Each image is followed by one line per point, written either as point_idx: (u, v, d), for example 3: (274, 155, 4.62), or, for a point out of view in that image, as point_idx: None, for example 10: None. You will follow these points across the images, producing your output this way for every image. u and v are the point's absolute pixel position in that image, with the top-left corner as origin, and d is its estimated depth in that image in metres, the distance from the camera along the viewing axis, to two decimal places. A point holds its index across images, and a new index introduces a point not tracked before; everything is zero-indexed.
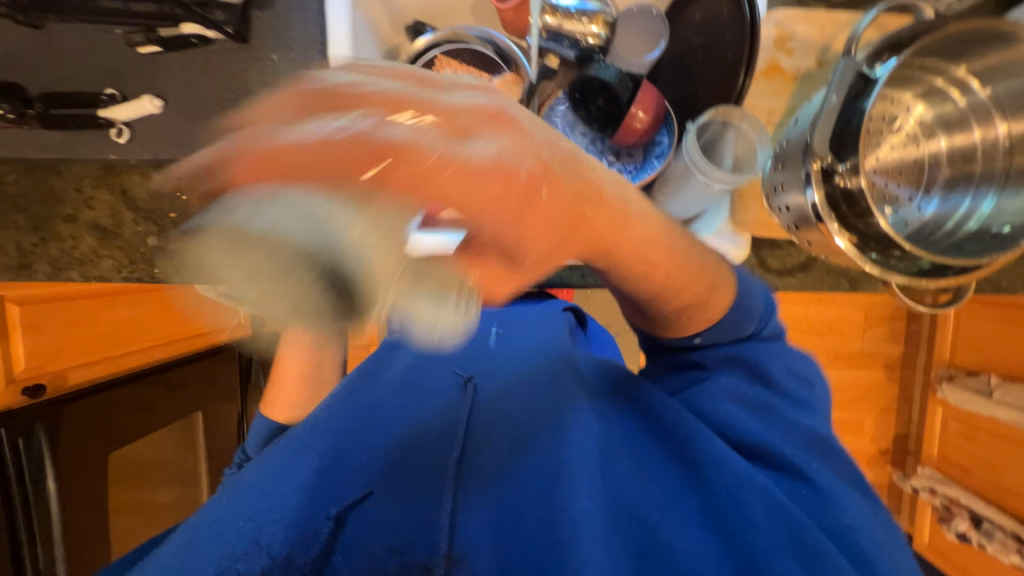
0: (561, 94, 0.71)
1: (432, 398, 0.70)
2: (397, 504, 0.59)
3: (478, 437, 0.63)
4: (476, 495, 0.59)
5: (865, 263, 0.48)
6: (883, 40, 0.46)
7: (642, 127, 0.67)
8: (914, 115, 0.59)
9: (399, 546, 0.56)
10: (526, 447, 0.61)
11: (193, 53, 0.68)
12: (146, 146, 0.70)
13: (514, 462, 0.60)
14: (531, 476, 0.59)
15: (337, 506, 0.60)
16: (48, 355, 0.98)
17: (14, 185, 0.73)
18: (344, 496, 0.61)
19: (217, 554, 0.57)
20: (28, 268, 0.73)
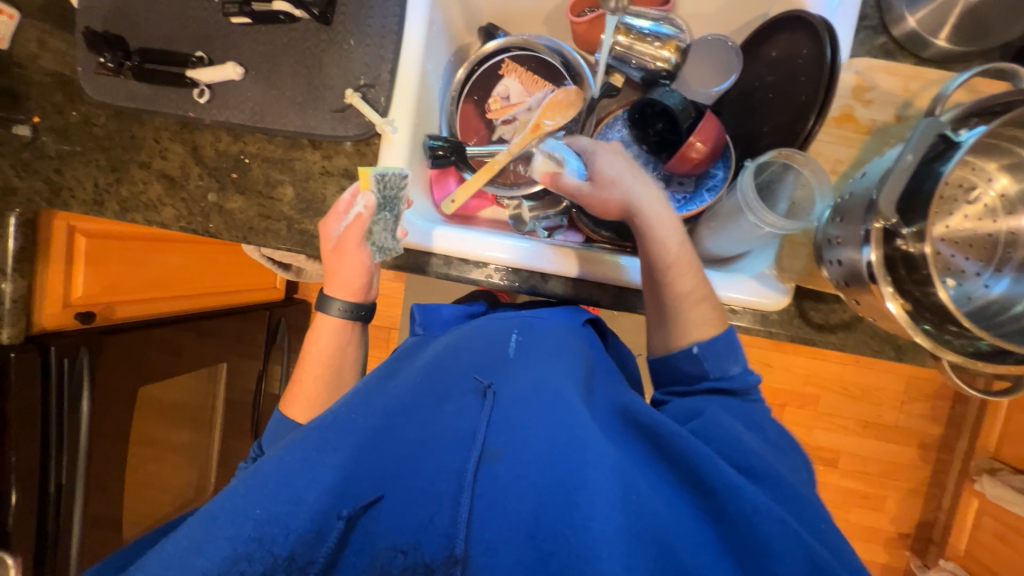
0: (620, 114, 0.73)
1: (448, 394, 0.58)
2: (413, 485, 0.49)
3: (500, 445, 0.50)
4: (502, 484, 0.48)
5: (918, 334, 0.45)
6: (974, 103, 0.44)
7: (697, 158, 0.65)
8: (997, 187, 0.55)
9: (403, 545, 0.46)
10: (551, 456, 0.48)
11: (279, 29, 0.72)
12: (222, 108, 0.74)
13: (535, 466, 0.48)
14: (551, 491, 0.46)
15: (350, 508, 0.48)
16: (103, 287, 1.05)
17: (102, 128, 0.80)
18: (355, 495, 0.49)
19: (217, 548, 0.44)
20: (99, 205, 0.80)
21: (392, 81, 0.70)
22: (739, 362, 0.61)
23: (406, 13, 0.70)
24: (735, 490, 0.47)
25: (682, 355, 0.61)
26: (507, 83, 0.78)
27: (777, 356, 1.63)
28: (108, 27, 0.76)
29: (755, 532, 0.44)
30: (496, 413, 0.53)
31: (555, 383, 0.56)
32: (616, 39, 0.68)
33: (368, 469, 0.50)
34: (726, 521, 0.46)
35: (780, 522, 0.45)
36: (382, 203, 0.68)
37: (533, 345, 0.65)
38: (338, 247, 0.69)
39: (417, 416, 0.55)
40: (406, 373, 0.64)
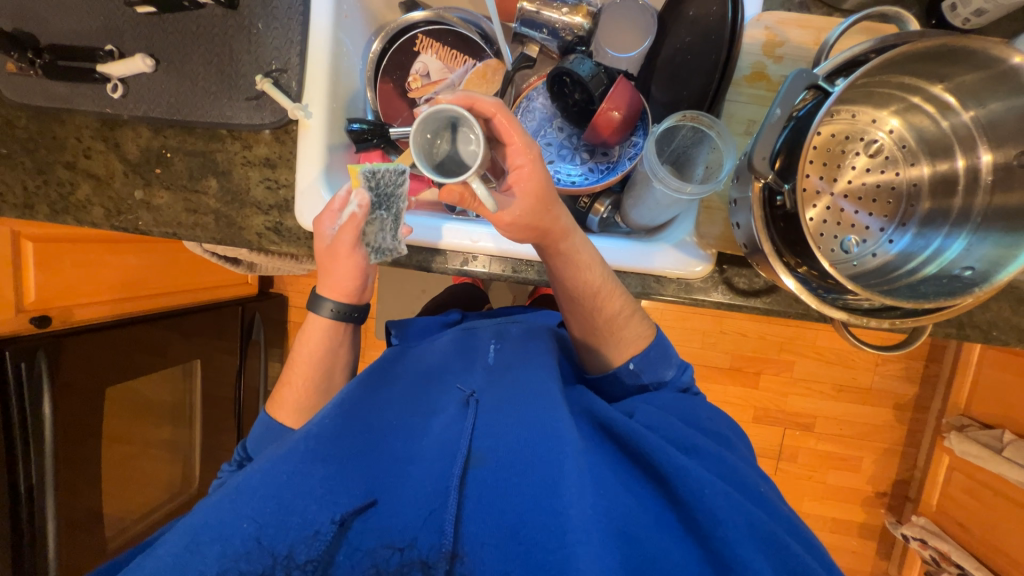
0: (541, 86, 0.71)
1: (435, 409, 0.64)
2: (405, 488, 0.54)
3: (485, 448, 0.56)
4: (488, 484, 0.53)
5: (807, 296, 0.45)
6: (843, 55, 0.44)
7: (615, 126, 0.64)
8: (890, 128, 0.55)
9: (400, 543, 0.50)
10: (530, 456, 0.54)
11: (187, 17, 0.71)
12: (138, 103, 0.73)
13: (518, 466, 0.54)
14: (531, 486, 0.51)
15: (343, 512, 0.51)
16: (57, 291, 1.05)
17: (24, 130, 0.79)
18: (348, 499, 0.52)
19: (211, 558, 0.48)
20: (30, 208, 0.80)
21: (303, 64, 0.69)
22: (674, 365, 0.69)
23: None
24: (681, 469, 0.52)
25: (623, 371, 0.67)
26: (424, 60, 0.76)
27: (751, 325, 1.63)
28: (16, 24, 0.74)
29: (707, 506, 0.49)
30: (481, 420, 0.59)
31: (534, 383, 0.62)
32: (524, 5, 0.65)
33: (362, 476, 0.55)
34: (680, 499, 0.51)
35: (723, 493, 0.50)
36: (375, 201, 0.69)
37: (511, 356, 0.71)
38: (333, 249, 0.67)
39: (409, 432, 0.61)
40: (392, 385, 0.69)
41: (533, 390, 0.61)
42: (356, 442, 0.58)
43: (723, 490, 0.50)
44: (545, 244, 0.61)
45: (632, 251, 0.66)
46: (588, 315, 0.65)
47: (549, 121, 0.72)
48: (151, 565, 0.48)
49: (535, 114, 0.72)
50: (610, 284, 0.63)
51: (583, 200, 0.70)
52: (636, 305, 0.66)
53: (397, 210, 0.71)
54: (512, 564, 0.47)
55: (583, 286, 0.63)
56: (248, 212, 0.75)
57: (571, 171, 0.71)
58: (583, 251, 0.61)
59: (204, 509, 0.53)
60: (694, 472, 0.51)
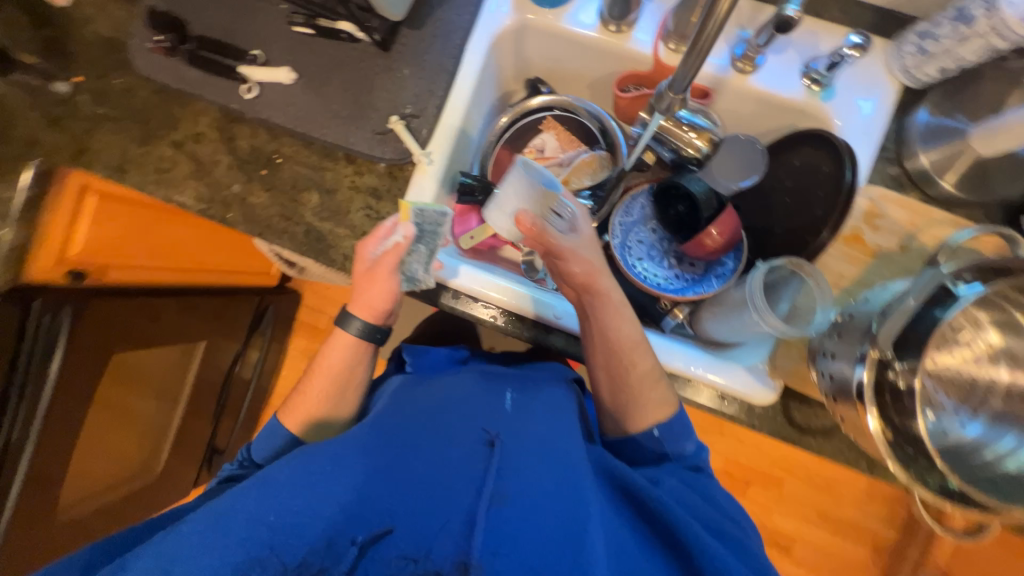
0: (646, 189, 0.76)
1: (455, 439, 0.62)
2: (423, 515, 0.54)
3: (508, 489, 0.55)
4: (509, 526, 0.52)
5: (894, 465, 0.47)
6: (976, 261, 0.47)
7: (711, 245, 0.69)
8: (989, 338, 0.60)
9: (415, 555, 0.52)
10: (549, 507, 0.55)
11: (338, 45, 0.75)
12: (266, 107, 0.76)
13: (538, 514, 0.54)
14: (555, 532, 0.52)
15: (362, 535, 0.53)
16: (100, 249, 1.03)
17: (142, 100, 0.80)
18: (367, 521, 0.54)
19: (228, 553, 0.50)
20: (122, 173, 0.80)
21: (437, 116, 0.73)
22: (695, 440, 0.70)
23: (463, 55, 0.73)
24: (701, 542, 0.55)
25: (645, 435, 0.68)
26: (544, 138, 0.79)
27: (750, 434, 1.66)
28: (172, 8, 0.78)
29: (721, 575, 0.53)
30: (504, 463, 0.58)
31: (555, 440, 0.63)
32: (643, 114, 0.73)
33: (383, 498, 0.55)
34: (688, 559, 0.55)
35: (740, 570, 0.54)
36: (419, 235, 0.70)
37: (530, 398, 0.71)
38: (371, 271, 0.69)
39: (430, 458, 0.59)
40: (412, 404, 0.69)
41: (554, 446, 0.62)
42: (382, 458, 0.59)
43: (734, 563, 0.54)
44: (582, 295, 0.67)
45: (678, 352, 0.70)
46: (613, 372, 0.67)
47: (644, 221, 0.77)
48: (176, 546, 0.50)
49: (635, 212, 0.76)
50: (637, 341, 0.66)
51: (663, 302, 0.74)
52: (660, 375, 0.67)
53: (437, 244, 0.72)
54: None
55: (616, 334, 0.66)
56: (340, 232, 0.76)
57: (657, 273, 0.75)
58: (614, 313, 0.65)
59: (233, 496, 0.55)
60: (719, 551, 0.54)
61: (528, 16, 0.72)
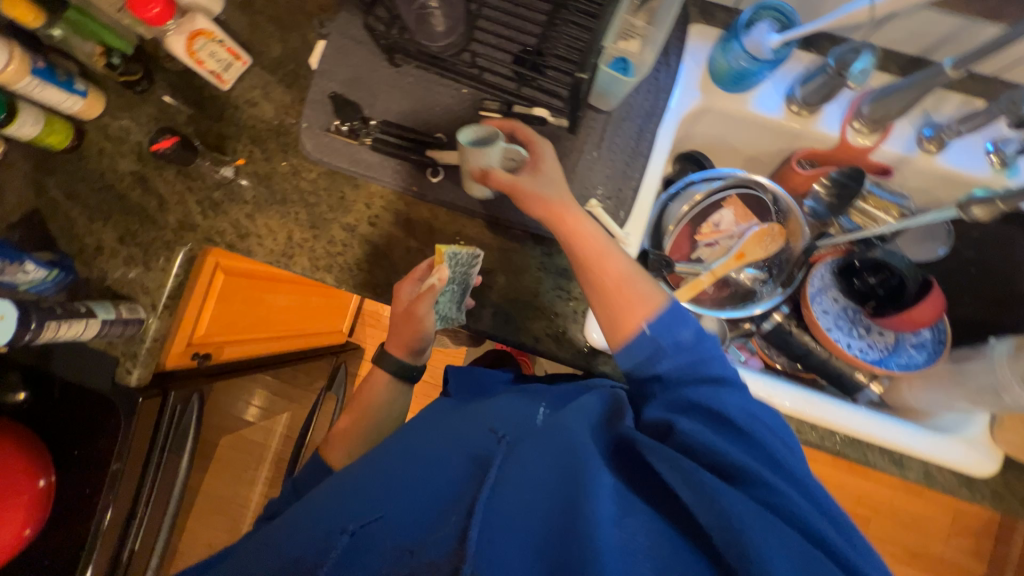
0: (829, 261, 0.78)
1: (466, 438, 0.57)
2: (405, 510, 0.50)
3: (507, 468, 0.50)
4: (505, 499, 0.47)
5: None
6: None
7: (919, 318, 0.69)
8: None
9: (411, 546, 0.45)
10: (539, 475, 0.49)
11: (528, 128, 0.75)
12: (451, 190, 0.75)
13: (525, 488, 0.48)
14: (544, 507, 0.46)
15: (355, 523, 0.50)
16: (218, 326, 0.97)
17: (311, 183, 0.78)
18: (365, 512, 0.51)
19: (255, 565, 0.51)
20: (290, 258, 0.78)
21: (635, 197, 0.73)
22: (693, 327, 0.60)
23: (655, 137, 0.74)
24: (720, 493, 0.44)
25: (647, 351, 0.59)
26: (722, 214, 0.80)
27: (833, 475, 1.66)
28: (347, 92, 0.78)
29: (738, 525, 0.42)
30: (510, 451, 0.52)
31: (567, 415, 0.56)
32: (815, 186, 0.77)
33: (386, 497, 0.52)
34: (722, 516, 0.43)
35: (765, 522, 0.42)
36: (451, 278, 0.70)
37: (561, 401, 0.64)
38: (407, 314, 0.71)
39: (437, 462, 0.55)
40: (429, 429, 0.63)
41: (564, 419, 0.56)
42: (386, 466, 0.57)
43: (757, 509, 0.43)
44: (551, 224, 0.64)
45: (884, 424, 0.69)
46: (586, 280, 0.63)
47: (824, 290, 0.78)
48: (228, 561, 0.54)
49: (818, 282, 0.78)
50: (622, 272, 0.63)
51: (859, 374, 0.75)
52: (636, 270, 0.63)
53: (468, 287, 0.72)
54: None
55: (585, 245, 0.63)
56: (530, 313, 0.75)
57: (852, 344, 0.75)
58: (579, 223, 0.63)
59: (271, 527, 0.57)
60: (736, 499, 0.43)
61: (715, 98, 0.75)
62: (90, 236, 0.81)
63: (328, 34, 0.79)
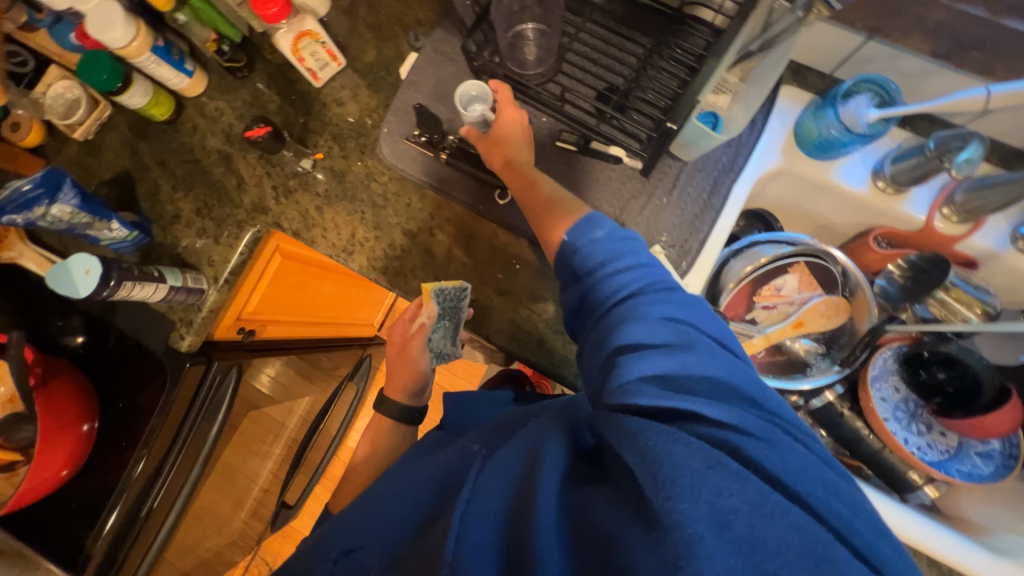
0: (895, 348, 0.74)
1: (449, 453, 0.59)
2: (382, 534, 0.52)
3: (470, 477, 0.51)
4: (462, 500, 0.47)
5: None
6: None
7: (993, 428, 0.65)
8: None
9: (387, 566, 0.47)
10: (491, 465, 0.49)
11: (601, 165, 0.75)
12: (515, 214, 0.76)
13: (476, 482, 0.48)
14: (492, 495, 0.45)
15: (338, 551, 0.53)
16: (265, 306, 1.00)
17: (382, 187, 0.81)
18: (351, 539, 0.53)
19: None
20: (350, 254, 0.80)
21: (699, 252, 0.72)
22: (607, 226, 0.58)
23: (728, 195, 0.73)
24: (635, 429, 0.41)
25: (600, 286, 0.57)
26: (785, 279, 0.76)
27: None
28: (431, 105, 0.80)
29: (657, 459, 0.38)
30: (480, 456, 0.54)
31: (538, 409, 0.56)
32: (889, 268, 0.73)
33: (374, 521, 0.54)
34: (645, 455, 0.38)
35: (689, 458, 0.38)
36: (441, 315, 0.74)
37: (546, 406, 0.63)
38: (403, 351, 0.79)
39: (420, 479, 0.57)
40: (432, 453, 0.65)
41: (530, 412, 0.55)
42: (385, 488, 0.60)
43: (676, 439, 0.39)
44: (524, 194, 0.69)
45: (938, 535, 0.64)
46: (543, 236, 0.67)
47: (885, 377, 0.73)
48: None
49: (880, 367, 0.73)
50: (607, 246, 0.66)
51: (912, 474, 0.71)
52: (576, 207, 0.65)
53: (458, 321, 0.74)
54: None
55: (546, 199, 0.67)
56: (574, 348, 0.74)
57: (910, 439, 0.70)
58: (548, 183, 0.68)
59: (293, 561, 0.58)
60: (654, 434, 0.40)
61: (797, 163, 0.73)
62: (170, 204, 0.86)
63: (422, 48, 0.82)
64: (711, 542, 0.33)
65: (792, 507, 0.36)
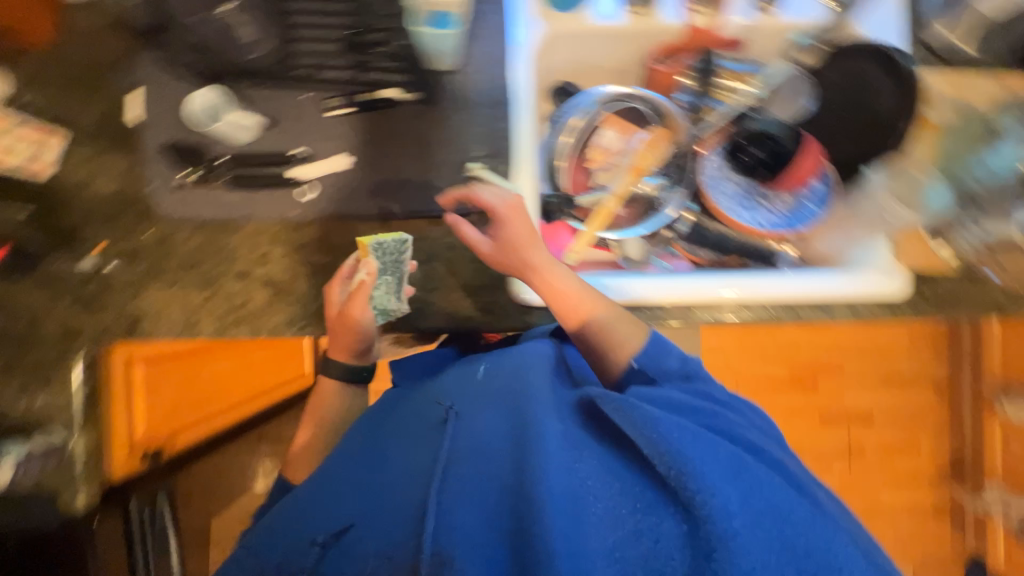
0: (716, 147, 0.79)
1: (431, 430, 0.67)
2: (375, 525, 0.58)
3: (458, 450, 0.59)
4: (462, 483, 0.55)
5: None
6: None
7: (802, 173, 0.74)
8: None
9: (389, 553, 0.54)
10: (491, 451, 0.57)
11: (384, 113, 0.71)
12: (331, 203, 0.72)
13: (483, 464, 0.56)
14: (495, 476, 0.54)
15: (323, 536, 0.62)
16: (160, 418, 0.93)
17: (185, 244, 0.73)
18: (332, 525, 0.62)
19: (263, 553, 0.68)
20: (194, 326, 0.73)
21: (511, 148, 0.72)
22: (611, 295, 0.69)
23: (510, 84, 0.73)
24: (649, 419, 0.51)
25: (584, 329, 0.65)
26: (604, 134, 0.79)
27: (802, 336, 1.77)
28: (183, 136, 0.71)
29: (671, 449, 0.48)
30: (458, 431, 0.62)
31: (518, 387, 0.64)
32: (681, 80, 0.76)
33: (347, 509, 0.63)
34: (656, 444, 0.49)
35: (695, 443, 0.49)
36: (382, 268, 0.71)
37: (501, 365, 0.70)
38: (341, 318, 0.71)
39: (400, 467, 0.64)
40: (396, 433, 0.72)
41: (519, 394, 0.63)
42: (362, 481, 0.67)
43: (689, 435, 0.50)
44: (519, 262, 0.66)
45: (808, 283, 0.73)
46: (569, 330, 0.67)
47: (722, 176, 0.79)
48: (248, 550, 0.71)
49: (714, 168, 0.79)
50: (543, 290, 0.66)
51: (769, 242, 0.79)
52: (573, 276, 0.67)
53: (402, 274, 0.71)
54: (491, 557, 0.49)
55: (539, 281, 0.66)
56: (454, 296, 0.73)
57: (755, 217, 0.78)
58: (544, 260, 0.66)
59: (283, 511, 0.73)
60: (665, 425, 0.50)
61: (556, 23, 0.73)
62: None
63: (139, 81, 0.72)
64: (733, 513, 0.45)
65: (791, 512, 0.48)
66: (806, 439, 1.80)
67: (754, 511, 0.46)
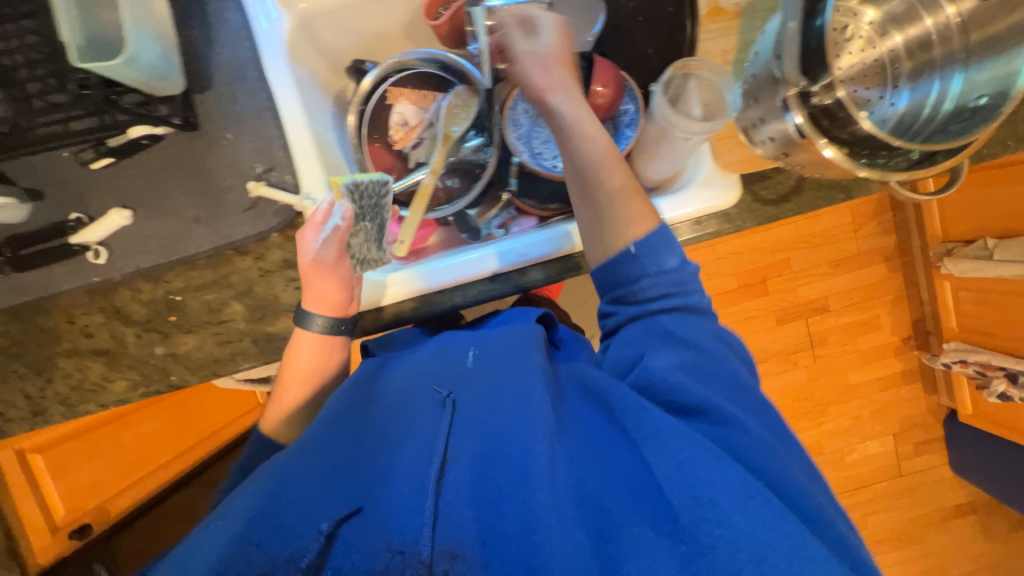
0: (518, 93, 0.74)
1: (410, 414, 0.56)
2: (394, 515, 0.47)
3: (463, 444, 0.51)
4: (467, 482, 0.48)
5: (852, 164, 0.49)
6: None
7: (605, 103, 0.67)
8: (866, 19, 0.66)
9: (400, 545, 0.44)
10: (505, 446, 0.50)
11: (148, 152, 0.67)
12: (127, 259, 0.68)
13: (496, 458, 0.49)
14: (506, 475, 0.48)
15: (327, 522, 0.46)
16: (85, 492, 0.95)
17: (3, 336, 0.70)
18: (333, 509, 0.48)
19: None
20: (42, 413, 0.72)
21: (288, 154, 0.67)
22: (677, 254, 0.59)
23: (270, 83, 0.66)
24: (658, 429, 0.48)
25: (622, 258, 0.58)
26: (401, 110, 0.74)
27: (743, 241, 1.69)
28: None
29: (687, 467, 0.45)
30: (460, 418, 0.54)
31: (511, 381, 0.56)
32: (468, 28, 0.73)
33: (345, 489, 0.49)
34: (682, 465, 0.45)
35: (712, 457, 0.45)
36: (359, 214, 0.63)
37: (492, 348, 0.63)
38: (319, 263, 0.62)
39: (386, 444, 0.54)
40: (364, 405, 0.60)
41: (521, 381, 0.56)
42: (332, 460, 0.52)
43: (710, 452, 0.45)
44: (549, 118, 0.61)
45: None
46: (584, 191, 0.61)
47: (536, 120, 0.75)
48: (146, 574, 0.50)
49: (523, 119, 0.73)
50: (611, 150, 0.60)
51: None
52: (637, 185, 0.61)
53: (382, 220, 0.66)
54: (489, 559, 0.44)
55: (582, 151, 0.60)
56: (285, 319, 0.71)
57: None
58: (571, 118, 0.60)
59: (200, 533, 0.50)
60: (675, 437, 0.47)
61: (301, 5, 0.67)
62: None
63: None
64: (751, 532, 0.41)
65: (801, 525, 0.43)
66: (768, 342, 1.76)
67: (788, 529, 0.41)
